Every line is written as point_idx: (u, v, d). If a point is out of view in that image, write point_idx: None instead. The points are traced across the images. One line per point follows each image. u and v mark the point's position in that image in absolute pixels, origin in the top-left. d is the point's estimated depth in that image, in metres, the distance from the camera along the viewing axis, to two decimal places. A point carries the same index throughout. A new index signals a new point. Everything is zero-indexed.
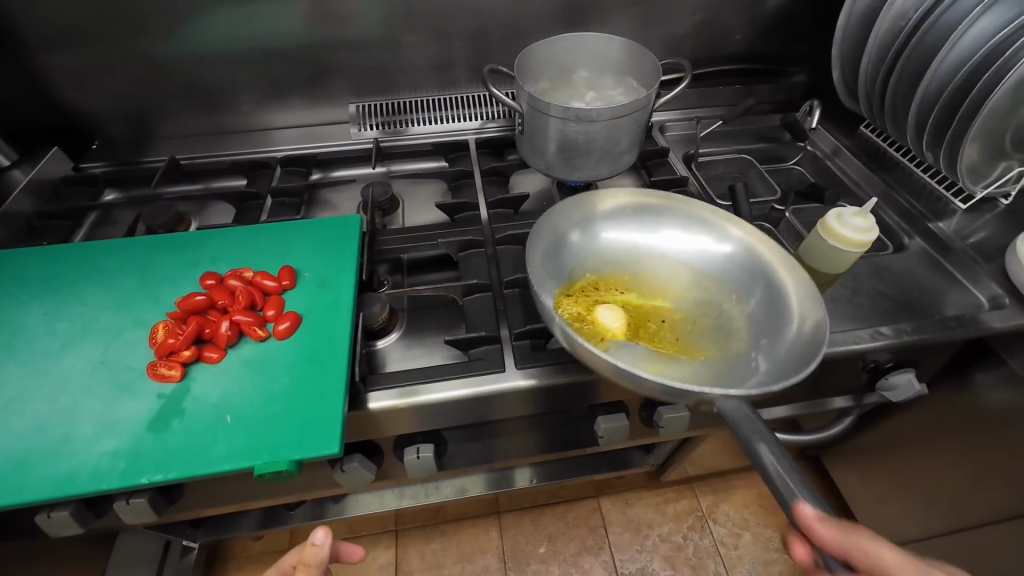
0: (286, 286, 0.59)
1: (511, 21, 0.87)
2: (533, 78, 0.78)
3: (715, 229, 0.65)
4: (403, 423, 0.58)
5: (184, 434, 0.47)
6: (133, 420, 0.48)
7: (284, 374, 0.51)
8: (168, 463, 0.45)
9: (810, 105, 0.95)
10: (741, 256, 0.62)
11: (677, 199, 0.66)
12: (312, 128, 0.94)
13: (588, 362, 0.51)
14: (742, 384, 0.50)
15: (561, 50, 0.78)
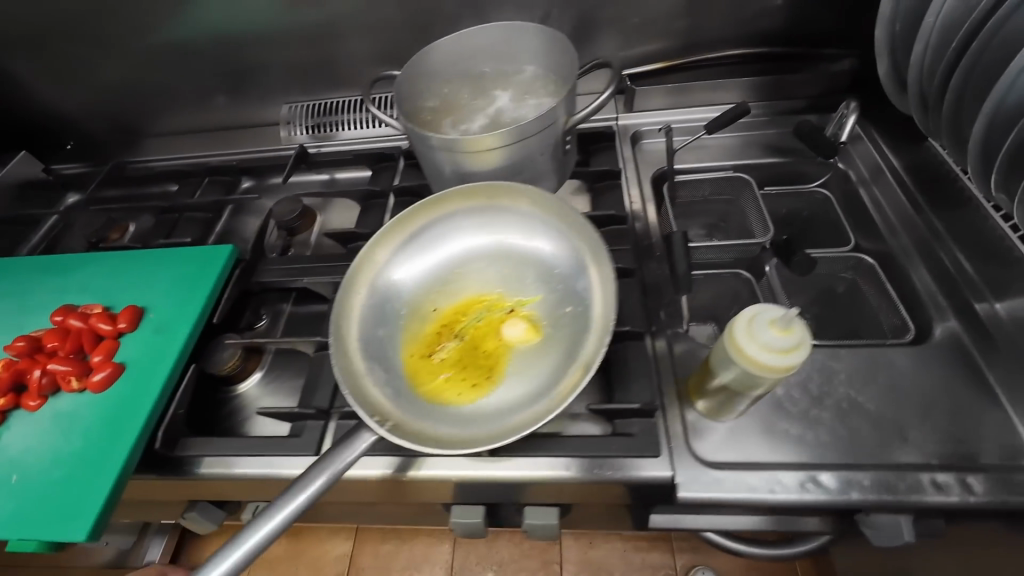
0: (123, 329, 0.57)
1: (445, 6, 0.73)
2: (431, 87, 0.61)
3: (570, 236, 0.54)
4: (221, 490, 0.53)
5: None
6: None
7: (77, 436, 0.49)
8: None
9: (846, 108, 0.66)
10: (585, 275, 0.51)
11: (545, 197, 0.54)
12: (255, 131, 0.90)
13: (372, 367, 0.48)
14: (499, 420, 0.45)
15: (463, 48, 0.59)
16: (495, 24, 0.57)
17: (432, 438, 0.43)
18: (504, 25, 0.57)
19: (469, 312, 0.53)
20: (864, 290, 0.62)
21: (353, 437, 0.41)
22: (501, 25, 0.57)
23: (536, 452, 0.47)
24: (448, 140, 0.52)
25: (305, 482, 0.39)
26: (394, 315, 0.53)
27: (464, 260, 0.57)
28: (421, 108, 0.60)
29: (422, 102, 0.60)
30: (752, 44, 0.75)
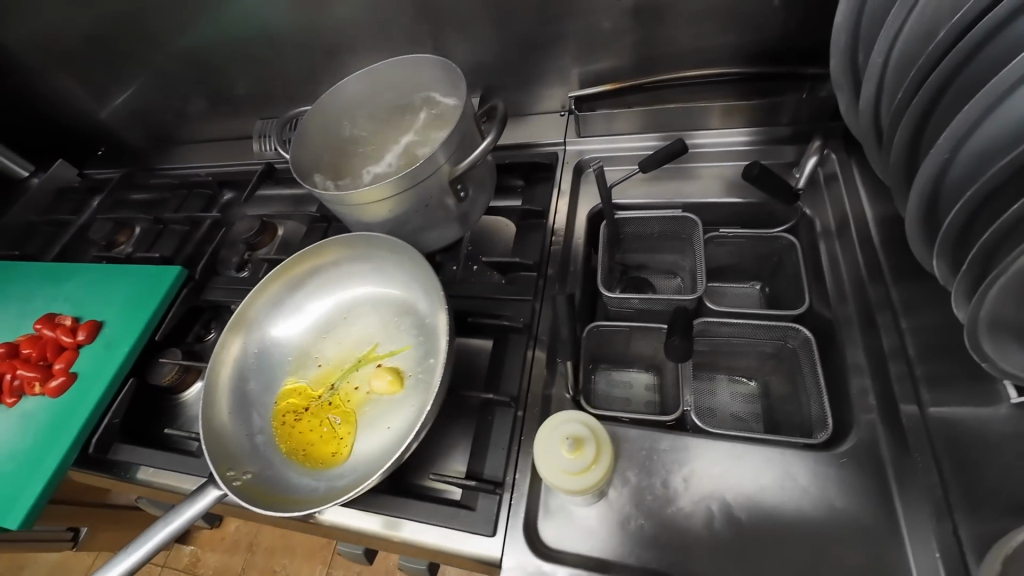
0: (83, 341, 0.66)
1: (392, 26, 0.72)
2: (347, 127, 0.62)
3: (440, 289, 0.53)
4: (147, 493, 0.60)
5: None
6: None
7: (29, 434, 0.59)
8: None
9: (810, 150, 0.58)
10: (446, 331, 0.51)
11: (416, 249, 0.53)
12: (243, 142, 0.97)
13: (243, 413, 0.52)
14: (341, 479, 0.46)
15: (373, 84, 0.60)
16: (394, 59, 0.57)
17: (278, 498, 0.45)
18: (404, 59, 0.57)
19: (346, 364, 0.55)
20: (800, 364, 0.54)
21: (200, 493, 0.43)
22: (400, 59, 0.58)
23: (384, 508, 0.48)
24: (329, 196, 0.52)
25: (145, 537, 0.41)
26: (279, 362, 0.56)
27: (340, 316, 0.59)
28: (337, 148, 0.62)
29: (338, 143, 0.62)
30: (720, 61, 0.66)
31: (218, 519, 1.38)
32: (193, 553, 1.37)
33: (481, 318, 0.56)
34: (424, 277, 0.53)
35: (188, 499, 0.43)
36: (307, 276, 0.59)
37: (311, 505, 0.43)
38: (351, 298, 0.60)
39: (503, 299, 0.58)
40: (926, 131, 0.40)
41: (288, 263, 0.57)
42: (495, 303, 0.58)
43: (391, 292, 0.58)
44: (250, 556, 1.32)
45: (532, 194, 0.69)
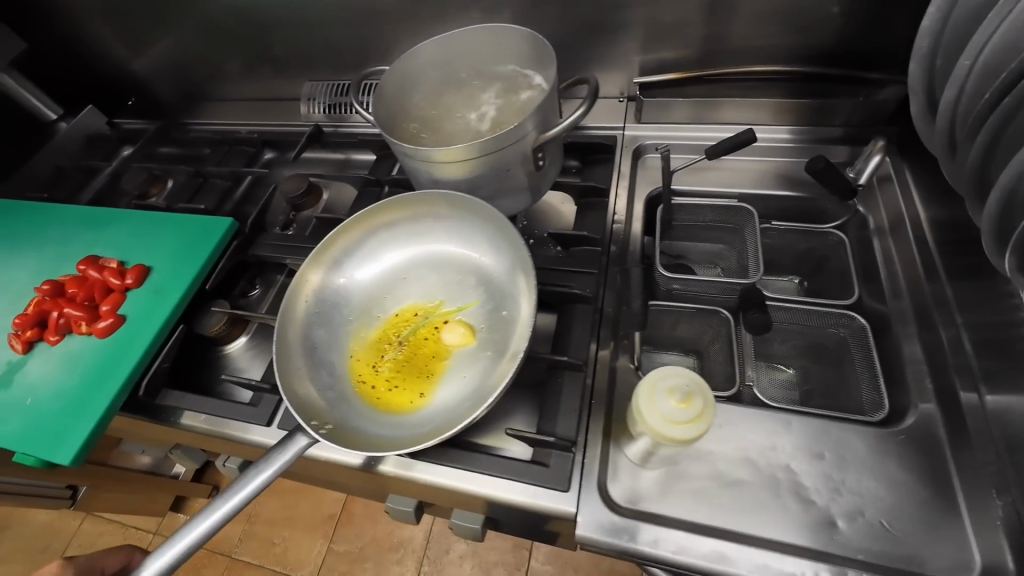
0: (130, 285, 0.64)
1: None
2: (432, 80, 0.62)
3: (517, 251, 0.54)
4: (195, 440, 0.60)
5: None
6: None
7: (75, 373, 0.58)
8: None
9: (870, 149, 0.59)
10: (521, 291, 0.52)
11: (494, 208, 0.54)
12: (284, 104, 0.95)
13: (312, 362, 0.52)
14: (419, 427, 0.47)
15: (469, 45, 0.60)
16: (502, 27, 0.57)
17: (360, 441, 0.46)
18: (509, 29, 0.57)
19: (413, 320, 0.56)
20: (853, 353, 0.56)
21: (290, 441, 0.44)
22: (507, 29, 0.57)
23: (451, 463, 0.49)
24: (417, 149, 0.52)
25: (240, 484, 0.41)
26: (343, 315, 0.57)
27: (399, 275, 0.59)
28: (416, 99, 0.62)
29: (418, 93, 0.62)
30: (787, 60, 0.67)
31: (217, 488, 1.37)
32: None
33: (546, 286, 0.57)
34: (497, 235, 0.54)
35: (276, 450, 0.44)
36: (371, 233, 0.59)
37: (407, 446, 0.45)
38: (412, 257, 0.60)
39: (566, 273, 0.59)
40: (1006, 138, 0.43)
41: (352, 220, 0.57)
42: (559, 276, 0.59)
43: (452, 251, 0.58)
44: (249, 525, 1.31)
45: (590, 175, 0.70)
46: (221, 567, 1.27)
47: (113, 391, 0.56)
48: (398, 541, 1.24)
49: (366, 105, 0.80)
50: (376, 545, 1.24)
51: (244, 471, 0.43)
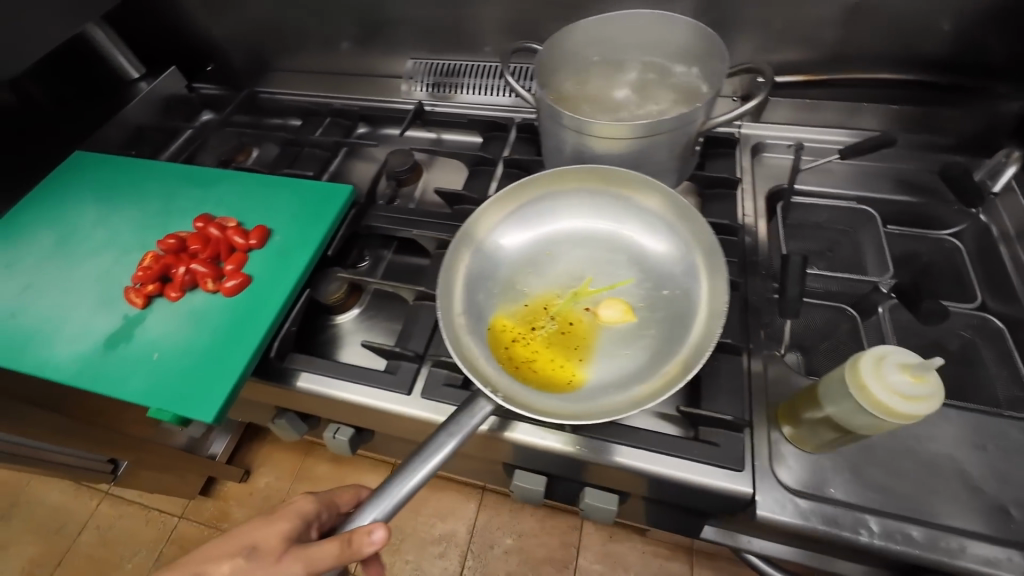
0: (254, 245, 0.63)
1: None
2: (605, 52, 0.64)
3: (677, 233, 0.55)
4: (319, 406, 0.59)
5: (122, 358, 0.55)
6: (100, 332, 0.57)
7: (206, 330, 0.56)
8: (101, 379, 0.54)
9: (1000, 159, 0.64)
10: (685, 271, 0.53)
11: (657, 187, 0.56)
12: (364, 83, 0.90)
13: (471, 329, 0.51)
14: (589, 398, 0.47)
15: (653, 30, 0.61)
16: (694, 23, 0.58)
17: (537, 407, 0.45)
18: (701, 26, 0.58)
19: (562, 293, 0.56)
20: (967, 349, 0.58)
21: (474, 404, 0.44)
22: (699, 26, 0.58)
23: (617, 439, 0.49)
24: (581, 120, 0.54)
25: (435, 444, 0.42)
26: (490, 285, 0.56)
27: (542, 250, 0.59)
28: (585, 63, 0.64)
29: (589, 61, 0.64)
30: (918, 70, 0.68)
31: (247, 472, 1.31)
32: (218, 505, 1.30)
33: None
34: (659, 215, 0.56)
35: (459, 412, 0.44)
36: (516, 206, 0.59)
37: (591, 416, 0.44)
38: (555, 233, 0.60)
39: None
40: None
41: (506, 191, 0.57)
42: None
43: (600, 230, 0.59)
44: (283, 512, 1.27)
45: (712, 168, 0.70)
46: None
47: (249, 351, 0.54)
48: (438, 537, 1.20)
49: (485, 88, 0.82)
50: (415, 539, 1.20)
51: (433, 433, 0.43)
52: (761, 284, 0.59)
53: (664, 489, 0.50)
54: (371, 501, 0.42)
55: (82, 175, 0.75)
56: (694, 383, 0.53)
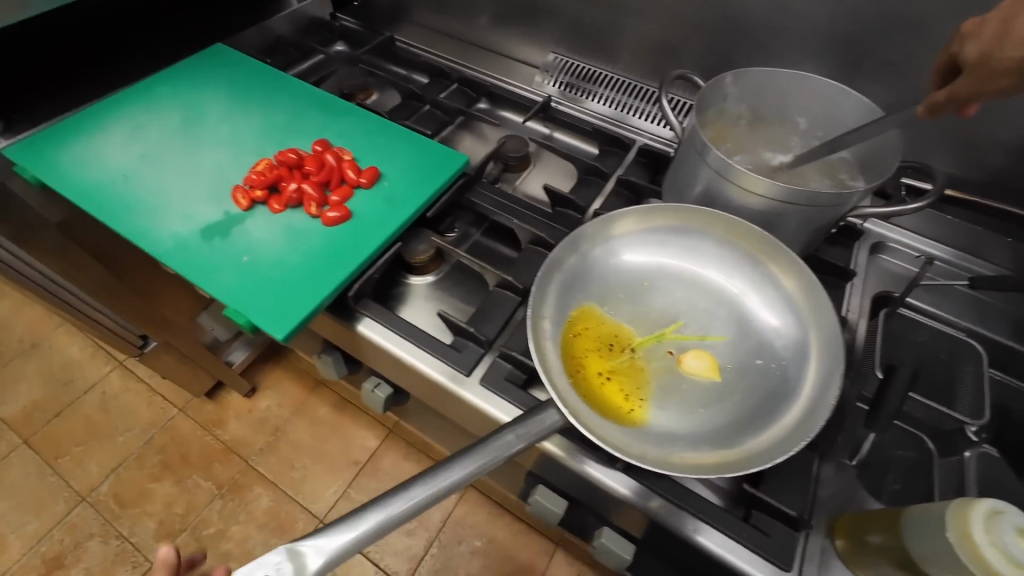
0: (362, 184, 0.63)
1: (763, 30, 0.68)
2: (790, 110, 0.63)
3: (788, 307, 0.53)
4: (374, 356, 0.59)
5: (213, 251, 0.56)
6: (199, 220, 0.58)
7: (298, 250, 0.56)
8: (189, 264, 0.54)
9: None
10: (786, 349, 0.51)
11: (782, 253, 0.53)
12: (498, 61, 0.90)
13: (553, 334, 0.50)
14: (656, 443, 0.45)
15: (849, 115, 0.59)
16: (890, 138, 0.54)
17: (603, 436, 0.44)
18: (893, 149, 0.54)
19: (649, 327, 0.54)
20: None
21: (542, 411, 0.43)
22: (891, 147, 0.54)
23: (669, 496, 0.47)
24: (728, 163, 0.52)
25: (501, 441, 0.41)
26: (581, 295, 0.55)
27: (640, 278, 0.57)
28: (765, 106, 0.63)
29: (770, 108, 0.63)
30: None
31: (253, 389, 1.33)
32: (217, 411, 1.32)
33: None
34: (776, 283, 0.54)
35: (528, 417, 0.43)
36: (628, 227, 0.58)
37: (655, 462, 0.43)
38: (658, 265, 0.58)
39: None
40: None
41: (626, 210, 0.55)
42: None
43: (704, 277, 0.57)
44: (274, 439, 1.28)
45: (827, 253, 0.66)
46: (235, 470, 1.24)
47: (332, 285, 0.54)
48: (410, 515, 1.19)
49: (617, 104, 0.81)
50: None
51: (497, 429, 0.42)
52: (851, 388, 0.55)
53: (693, 559, 0.48)
54: (421, 479, 0.38)
55: (220, 70, 0.78)
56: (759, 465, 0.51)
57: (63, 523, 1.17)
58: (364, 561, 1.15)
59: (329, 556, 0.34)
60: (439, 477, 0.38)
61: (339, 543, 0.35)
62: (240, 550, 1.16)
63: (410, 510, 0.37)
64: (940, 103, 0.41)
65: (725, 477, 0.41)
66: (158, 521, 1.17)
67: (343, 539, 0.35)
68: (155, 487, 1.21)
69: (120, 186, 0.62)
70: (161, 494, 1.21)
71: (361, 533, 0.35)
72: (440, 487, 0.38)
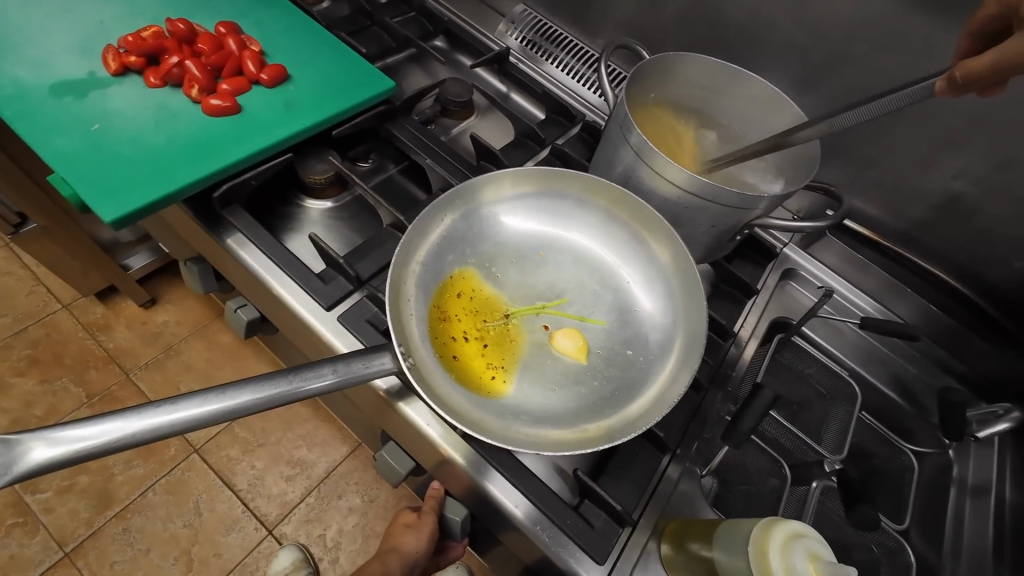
0: (262, 81, 0.58)
1: (730, 24, 0.63)
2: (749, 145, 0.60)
3: (673, 305, 0.51)
4: (235, 273, 0.53)
5: (62, 109, 0.51)
6: (58, 76, 0.53)
7: (162, 132, 0.52)
8: (25, 116, 0.50)
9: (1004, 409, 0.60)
10: (658, 348, 0.49)
11: (680, 250, 0.50)
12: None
13: (421, 280, 0.47)
14: (494, 411, 0.42)
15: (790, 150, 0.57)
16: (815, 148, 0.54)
17: (434, 389, 0.40)
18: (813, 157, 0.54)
19: (531, 298, 0.51)
20: (873, 567, 0.53)
21: (374, 354, 0.41)
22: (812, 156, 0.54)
23: (500, 469, 0.44)
24: (648, 145, 0.47)
25: (312, 374, 0.38)
26: (467, 250, 0.51)
27: (535, 248, 0.54)
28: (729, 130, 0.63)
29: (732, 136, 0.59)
30: (976, 291, 0.64)
31: (152, 301, 1.21)
32: (106, 315, 1.20)
33: None
34: (669, 280, 0.52)
35: (356, 356, 0.40)
36: (536, 193, 0.55)
37: (483, 428, 0.39)
38: (558, 239, 0.55)
39: None
40: None
41: (535, 171, 0.53)
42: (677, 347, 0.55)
43: (602, 261, 0.55)
44: (163, 357, 1.17)
45: (738, 269, 0.65)
46: (113, 380, 1.13)
47: (194, 177, 0.49)
48: (293, 460, 1.11)
49: (576, 74, 0.76)
50: (272, 450, 1.11)
51: (319, 361, 0.40)
52: (719, 403, 0.56)
53: (516, 541, 0.46)
54: (201, 395, 0.36)
55: None
56: (605, 454, 0.49)
57: None
58: (233, 501, 1.05)
59: (63, 451, 0.32)
60: (221, 397, 0.36)
61: (79, 441, 0.32)
62: (100, 467, 1.04)
63: (176, 423, 0.35)
64: (977, 72, 0.33)
65: (547, 455, 0.39)
66: (10, 418, 1.06)
67: (85, 438, 0.33)
68: (15, 383, 1.09)
69: None
70: (20, 391, 1.09)
71: (108, 435, 0.33)
72: (219, 408, 0.36)
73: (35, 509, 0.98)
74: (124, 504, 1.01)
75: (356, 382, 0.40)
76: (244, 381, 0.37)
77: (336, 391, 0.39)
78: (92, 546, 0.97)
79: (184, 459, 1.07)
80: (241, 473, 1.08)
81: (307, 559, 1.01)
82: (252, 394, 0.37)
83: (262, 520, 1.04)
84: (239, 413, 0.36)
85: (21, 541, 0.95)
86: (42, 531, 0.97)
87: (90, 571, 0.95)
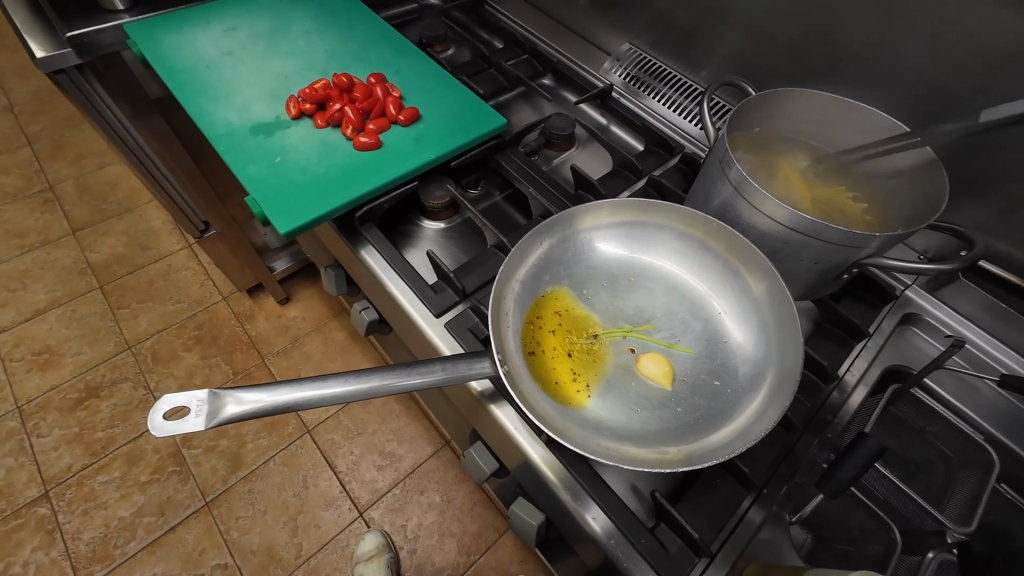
0: (399, 121, 0.70)
1: (848, 56, 0.61)
2: (872, 181, 0.57)
3: (765, 341, 0.51)
4: (364, 280, 0.63)
5: (255, 145, 0.65)
6: (255, 120, 0.69)
7: (323, 164, 0.64)
8: (232, 149, 0.65)
9: None
10: (746, 381, 0.49)
11: (775, 286, 0.50)
12: (575, 38, 0.88)
13: (519, 296, 0.52)
14: (578, 422, 0.45)
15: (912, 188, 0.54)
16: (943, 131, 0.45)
17: (524, 393, 0.45)
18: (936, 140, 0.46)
19: (619, 321, 0.54)
20: None
21: (475, 358, 0.47)
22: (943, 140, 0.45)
23: (581, 480, 0.47)
24: (748, 181, 0.48)
25: (424, 369, 0.45)
26: (561, 271, 0.56)
27: (627, 273, 0.57)
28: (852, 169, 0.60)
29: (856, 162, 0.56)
30: None
31: (287, 299, 1.43)
32: (252, 307, 1.44)
33: None
34: (761, 316, 0.52)
35: (462, 360, 0.46)
36: (632, 223, 0.58)
37: (568, 437, 0.43)
38: (651, 266, 0.57)
39: None
40: None
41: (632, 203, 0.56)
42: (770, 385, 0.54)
43: (692, 292, 0.56)
44: (291, 346, 1.37)
45: (845, 309, 0.61)
46: (252, 362, 1.35)
47: (344, 201, 0.61)
48: (385, 452, 1.22)
49: (679, 108, 0.77)
50: (368, 439, 1.24)
51: (431, 359, 0.46)
52: (815, 448, 0.53)
53: (590, 552, 0.48)
54: (342, 376, 0.44)
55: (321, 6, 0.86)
56: (685, 481, 0.50)
57: (109, 362, 1.33)
58: (333, 480, 1.18)
59: (245, 409, 0.42)
60: (357, 379, 0.44)
61: (256, 402, 0.42)
62: (236, 433, 1.24)
63: (322, 397, 0.43)
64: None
65: (626, 468, 0.41)
66: (178, 383, 1.30)
67: (260, 400, 0.42)
68: (184, 356, 1.35)
69: (214, 82, 0.74)
70: (186, 362, 1.34)
71: (276, 400, 0.42)
72: (354, 387, 0.44)
73: (188, 461, 1.20)
74: (251, 468, 1.19)
75: (460, 381, 0.46)
76: (372, 368, 0.45)
77: (443, 385, 0.45)
78: (225, 499, 1.16)
79: (299, 437, 1.24)
80: (342, 456, 1.22)
81: (389, 545, 1.08)
82: (377, 379, 0.44)
83: (355, 502, 1.16)
84: (366, 394, 0.44)
85: (177, 486, 1.17)
86: (191, 480, 1.18)
87: (222, 521, 1.13)
